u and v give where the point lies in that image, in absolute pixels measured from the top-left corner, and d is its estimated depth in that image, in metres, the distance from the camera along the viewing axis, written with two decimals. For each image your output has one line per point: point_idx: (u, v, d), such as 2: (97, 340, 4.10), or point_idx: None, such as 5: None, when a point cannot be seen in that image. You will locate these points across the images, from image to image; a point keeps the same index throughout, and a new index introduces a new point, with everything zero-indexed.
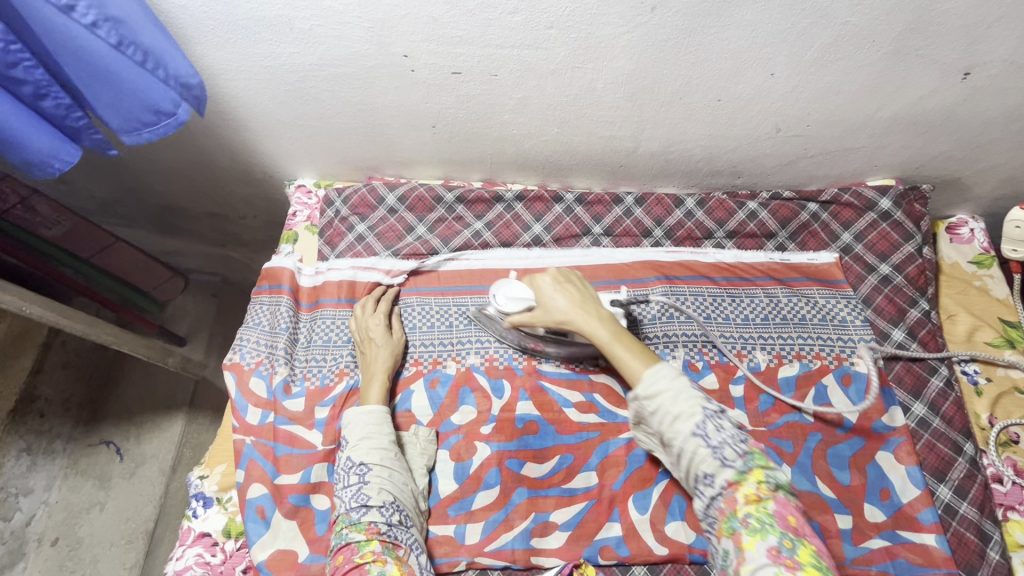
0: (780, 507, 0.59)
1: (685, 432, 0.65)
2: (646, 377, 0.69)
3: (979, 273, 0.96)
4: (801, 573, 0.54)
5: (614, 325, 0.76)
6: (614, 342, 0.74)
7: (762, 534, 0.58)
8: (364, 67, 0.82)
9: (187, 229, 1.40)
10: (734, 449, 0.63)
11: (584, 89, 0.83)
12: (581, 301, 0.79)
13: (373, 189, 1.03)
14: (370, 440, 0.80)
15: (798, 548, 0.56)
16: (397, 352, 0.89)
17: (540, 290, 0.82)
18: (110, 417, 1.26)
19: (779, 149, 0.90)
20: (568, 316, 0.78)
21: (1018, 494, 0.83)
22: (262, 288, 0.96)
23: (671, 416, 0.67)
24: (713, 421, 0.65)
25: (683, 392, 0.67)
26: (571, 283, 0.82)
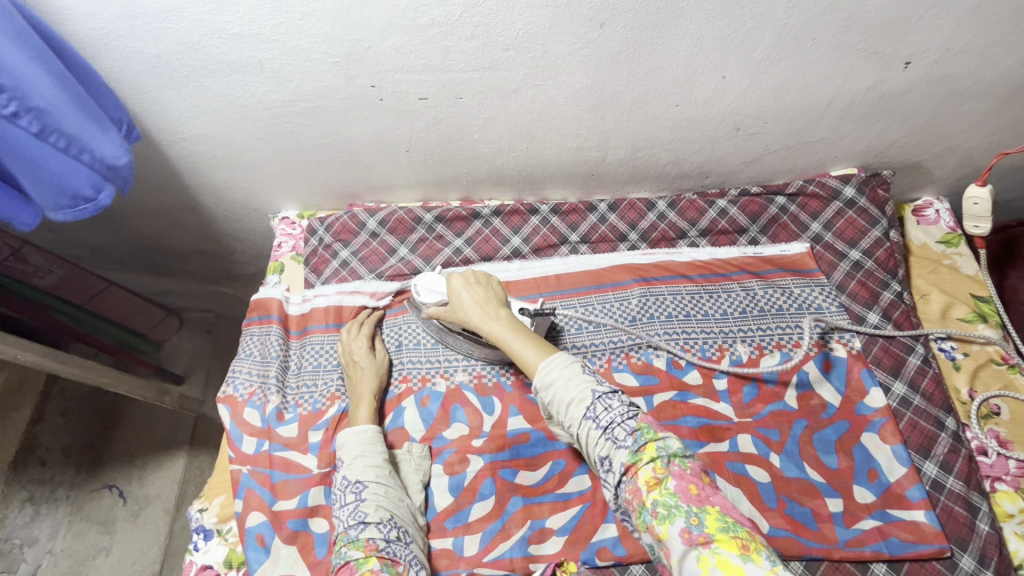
0: (677, 481, 0.56)
1: (580, 421, 0.63)
2: (541, 371, 0.68)
3: (947, 252, 0.97)
4: (716, 542, 0.51)
5: (509, 321, 0.76)
6: (506, 335, 0.74)
7: (671, 519, 0.54)
8: (336, 99, 0.84)
9: (178, 267, 1.43)
10: (626, 428, 0.61)
11: (548, 105, 0.84)
12: (485, 299, 0.79)
13: (354, 215, 1.05)
14: (364, 457, 0.78)
15: (705, 518, 0.53)
16: (381, 372, 0.89)
17: (453, 289, 0.82)
18: (112, 461, 1.38)
19: (741, 147, 0.93)
20: (475, 318, 0.78)
21: (1004, 465, 0.80)
22: (251, 319, 0.97)
23: (565, 406, 0.65)
24: (603, 403, 0.63)
25: (575, 376, 0.66)
26: (482, 284, 0.82)
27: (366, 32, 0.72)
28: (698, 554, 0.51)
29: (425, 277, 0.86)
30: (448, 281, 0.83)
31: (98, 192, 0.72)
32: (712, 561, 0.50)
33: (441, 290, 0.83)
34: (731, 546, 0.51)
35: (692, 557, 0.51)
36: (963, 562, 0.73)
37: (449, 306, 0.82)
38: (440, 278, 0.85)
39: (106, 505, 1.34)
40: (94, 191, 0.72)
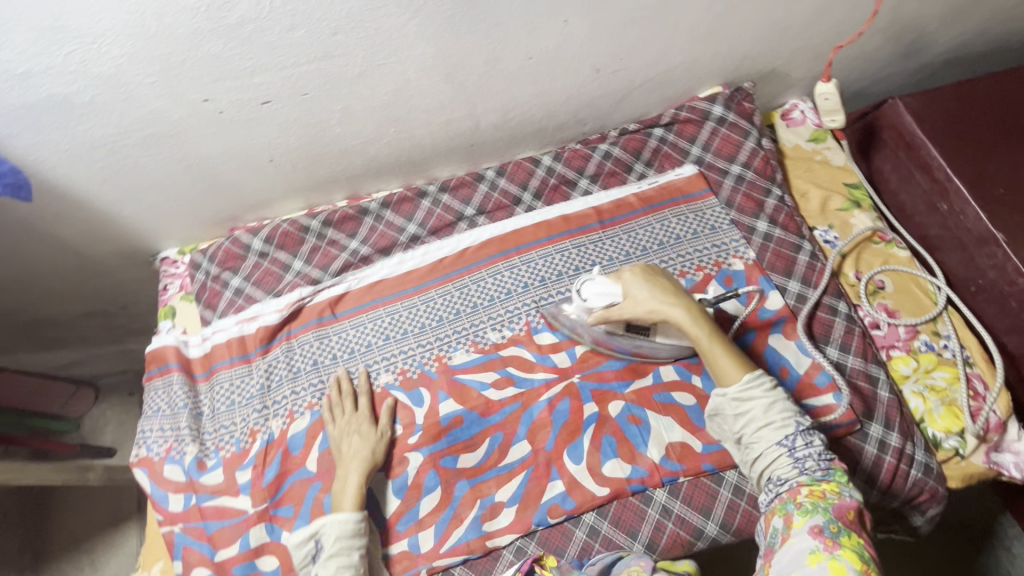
0: (840, 503, 0.64)
1: (771, 438, 0.69)
2: (744, 387, 0.71)
3: (818, 148, 1.02)
4: (841, 552, 0.59)
5: (710, 323, 0.77)
6: (709, 337, 0.75)
7: (812, 514, 0.63)
8: (171, 122, 0.77)
9: (70, 336, 1.31)
10: (817, 460, 0.67)
11: (400, 83, 0.81)
12: (672, 293, 0.79)
13: (236, 239, 0.98)
14: (343, 551, 0.73)
15: (843, 536, 0.61)
16: (378, 451, 0.81)
17: (626, 287, 0.80)
18: (54, 556, 1.31)
19: (607, 88, 0.93)
20: (662, 307, 0.77)
21: (896, 333, 0.86)
22: (152, 373, 0.92)
23: (764, 423, 0.70)
24: (804, 436, 0.69)
25: (777, 405, 0.71)
26: (660, 276, 0.81)
27: (173, 42, 0.66)
28: (815, 549, 0.60)
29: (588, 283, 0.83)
30: (620, 278, 0.82)
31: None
32: (825, 560, 0.59)
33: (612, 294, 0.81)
34: (854, 562, 0.58)
35: (809, 547, 0.60)
36: (871, 430, 0.79)
37: (624, 301, 0.80)
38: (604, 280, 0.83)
39: None
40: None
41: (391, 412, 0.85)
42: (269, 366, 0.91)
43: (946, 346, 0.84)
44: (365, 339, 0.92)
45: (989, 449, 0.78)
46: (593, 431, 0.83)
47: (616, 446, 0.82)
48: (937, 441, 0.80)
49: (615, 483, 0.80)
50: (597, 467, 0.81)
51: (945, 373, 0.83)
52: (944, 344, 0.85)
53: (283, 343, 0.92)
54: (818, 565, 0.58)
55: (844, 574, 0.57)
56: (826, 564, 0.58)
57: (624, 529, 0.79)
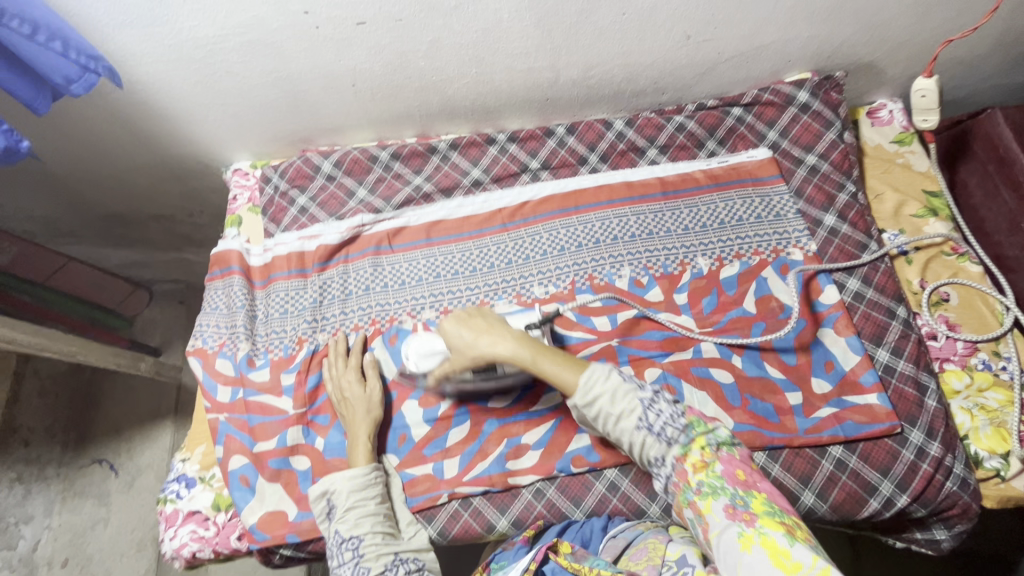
0: (726, 467, 0.62)
1: (629, 427, 0.66)
2: (584, 386, 0.68)
3: (901, 151, 0.99)
4: (760, 522, 0.56)
5: (533, 341, 0.74)
6: (538, 358, 0.72)
7: (715, 496, 0.60)
8: (269, 30, 0.80)
9: (137, 236, 1.38)
10: (673, 426, 0.65)
11: (491, 21, 0.81)
12: (487, 328, 0.76)
13: (307, 159, 1.02)
14: (359, 502, 0.74)
15: (751, 502, 0.58)
16: (375, 407, 0.82)
17: (447, 336, 0.78)
18: (97, 437, 1.41)
19: (693, 57, 0.92)
20: (483, 348, 0.74)
21: (952, 346, 0.84)
22: (214, 273, 0.97)
23: (614, 416, 0.67)
24: (653, 407, 0.66)
25: (620, 387, 0.68)
26: (476, 316, 0.78)
27: None
28: (741, 531, 0.56)
29: (412, 344, 0.83)
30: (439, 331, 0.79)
31: (70, 83, 0.73)
32: (755, 540, 0.55)
33: (437, 349, 0.81)
34: (778, 529, 0.55)
35: (735, 532, 0.56)
36: (911, 436, 0.78)
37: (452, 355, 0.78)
38: (426, 339, 0.82)
39: (98, 479, 1.39)
40: (66, 80, 0.72)
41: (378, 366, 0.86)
42: (324, 283, 0.94)
43: (1004, 367, 0.81)
44: (416, 274, 0.94)
45: None
46: None
47: None
48: (978, 460, 0.78)
49: None
50: None
51: (999, 395, 0.80)
52: (1003, 366, 0.82)
53: (340, 265, 0.95)
54: (753, 549, 0.54)
55: (778, 550, 0.53)
56: (758, 544, 0.55)
57: (644, 489, 0.80)
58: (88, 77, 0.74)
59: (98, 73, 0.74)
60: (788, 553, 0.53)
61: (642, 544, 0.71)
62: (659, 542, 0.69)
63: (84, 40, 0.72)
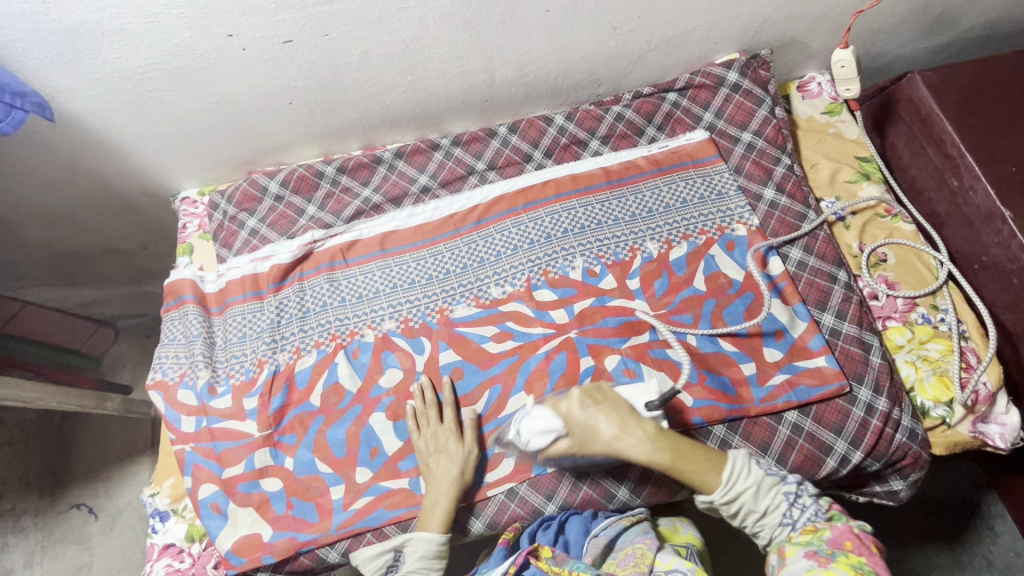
0: (835, 535, 0.64)
1: (773, 522, 0.67)
2: (726, 484, 0.66)
3: (832, 121, 1.02)
4: (834, 566, 0.61)
5: (671, 438, 0.68)
6: (677, 463, 0.66)
7: (803, 543, 0.65)
8: (195, 56, 0.80)
9: (92, 274, 1.36)
10: (814, 520, 0.66)
11: (418, 29, 0.82)
12: (621, 423, 0.69)
13: (253, 181, 1.02)
14: (423, 569, 0.76)
15: (838, 557, 0.62)
16: (466, 471, 0.80)
17: (573, 424, 0.71)
18: (73, 482, 1.39)
19: (623, 47, 0.94)
20: (618, 447, 0.67)
21: (894, 304, 0.87)
22: (168, 304, 0.96)
23: (756, 513, 0.67)
24: (794, 499, 0.67)
25: (766, 481, 0.67)
26: (603, 403, 0.71)
27: None
28: (811, 566, 0.62)
29: (524, 419, 0.75)
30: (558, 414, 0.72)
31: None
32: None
33: (554, 431, 0.72)
34: (849, 573, 0.60)
35: (805, 566, 0.62)
36: (860, 394, 0.81)
37: (573, 437, 0.71)
38: (543, 412, 0.73)
39: (78, 524, 1.36)
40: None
41: (474, 429, 0.83)
42: (280, 304, 0.94)
43: (943, 319, 0.85)
44: (373, 286, 0.95)
45: (976, 419, 0.80)
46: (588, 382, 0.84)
47: None
48: (925, 410, 0.81)
49: None
50: None
51: (939, 345, 0.84)
52: (941, 318, 0.85)
53: (295, 283, 0.95)
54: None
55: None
56: None
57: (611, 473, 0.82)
58: (15, 114, 0.76)
59: (26, 110, 0.77)
60: None
61: (630, 549, 0.73)
62: (647, 548, 0.72)
63: (8, 77, 0.75)
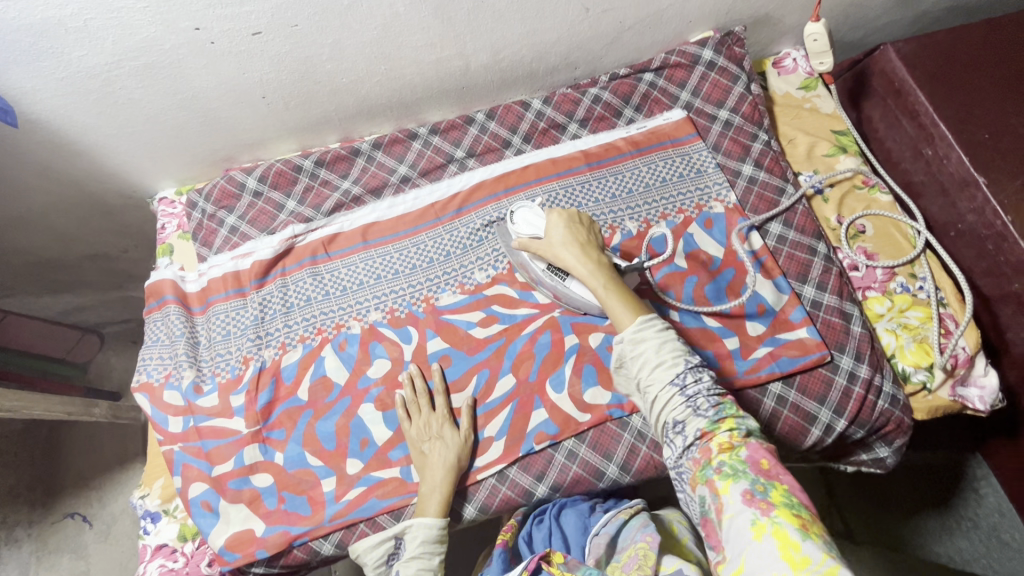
0: (751, 452, 0.60)
1: (663, 381, 0.67)
2: (639, 324, 0.71)
3: (808, 96, 1.03)
4: (775, 512, 0.55)
5: (610, 275, 0.77)
6: (608, 290, 0.75)
7: (735, 479, 0.58)
8: (163, 52, 0.79)
9: (73, 280, 1.34)
10: (709, 399, 0.64)
11: (389, 16, 0.81)
12: (581, 248, 0.80)
13: (231, 178, 1.01)
14: (424, 555, 0.76)
15: (771, 491, 0.56)
16: (462, 458, 0.80)
17: (549, 226, 0.83)
18: (65, 491, 1.37)
19: (597, 29, 0.94)
20: (569, 257, 0.79)
21: (873, 274, 0.88)
22: (150, 306, 0.95)
23: (652, 364, 0.68)
24: (693, 374, 0.66)
25: (668, 344, 0.69)
26: (585, 226, 0.83)
27: None
28: (754, 519, 0.55)
29: (521, 208, 0.87)
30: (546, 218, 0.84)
31: None
32: (767, 529, 0.54)
33: (539, 227, 0.84)
34: (792, 521, 0.53)
35: (749, 519, 0.55)
36: (842, 363, 0.82)
37: (542, 242, 0.83)
38: (539, 212, 0.85)
39: (72, 533, 1.35)
40: None
41: (470, 415, 0.83)
42: (263, 299, 0.94)
43: (921, 287, 0.86)
44: (356, 277, 0.94)
45: (956, 383, 0.81)
46: (575, 361, 0.85)
47: (597, 376, 0.84)
48: (906, 376, 0.83)
49: (597, 410, 0.83)
50: (578, 394, 0.84)
51: (919, 313, 0.85)
52: (919, 286, 0.86)
53: (278, 279, 0.95)
54: (765, 539, 0.53)
55: (789, 541, 0.52)
56: (769, 534, 0.53)
57: (600, 452, 0.82)
58: None
59: None
60: (799, 547, 0.51)
61: (632, 550, 0.71)
62: (649, 549, 0.69)
63: None
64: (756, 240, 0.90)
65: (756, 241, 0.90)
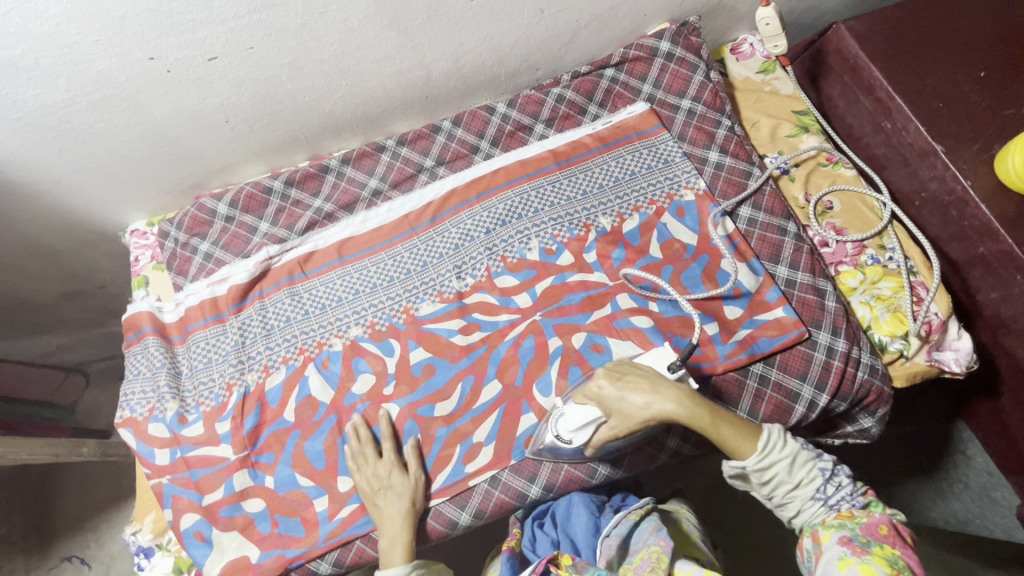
0: (870, 520, 0.64)
1: (804, 495, 0.67)
2: (763, 451, 0.66)
3: (767, 79, 1.04)
4: (870, 556, 0.60)
5: (705, 400, 0.67)
6: (715, 420, 0.66)
7: (837, 528, 0.64)
8: (119, 84, 0.78)
9: (51, 320, 1.32)
10: (850, 503, 0.66)
11: (345, 32, 0.82)
12: (652, 388, 0.67)
13: (201, 206, 1.00)
14: None
15: (874, 547, 0.61)
16: (416, 502, 0.79)
17: (612, 405, 0.70)
18: (61, 534, 1.35)
19: (554, 29, 0.95)
20: (658, 412, 0.66)
21: (844, 249, 0.90)
22: (129, 339, 0.94)
23: (790, 483, 0.67)
24: (834, 481, 0.67)
25: (800, 459, 0.67)
26: (636, 376, 0.69)
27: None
28: (844, 555, 0.61)
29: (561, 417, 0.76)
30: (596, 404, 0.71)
31: None
32: (853, 563, 0.60)
33: (594, 419, 0.73)
34: (883, 566, 0.59)
35: (839, 555, 0.61)
36: (820, 339, 0.83)
37: (614, 420, 0.70)
38: (580, 408, 0.74)
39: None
40: None
41: (417, 455, 0.83)
42: (242, 324, 0.93)
43: (891, 258, 0.87)
44: (335, 294, 0.94)
45: (931, 349, 0.83)
46: (559, 363, 0.85)
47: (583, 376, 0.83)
48: (883, 346, 0.84)
49: None
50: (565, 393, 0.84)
51: (891, 283, 0.86)
52: (889, 257, 0.88)
53: (256, 302, 0.94)
54: (850, 570, 0.59)
55: (873, 574, 0.58)
56: (854, 567, 0.59)
57: None
58: None
59: None
60: None
61: (645, 553, 0.68)
62: (662, 552, 0.66)
63: None
64: (727, 224, 0.91)
65: (727, 225, 0.91)
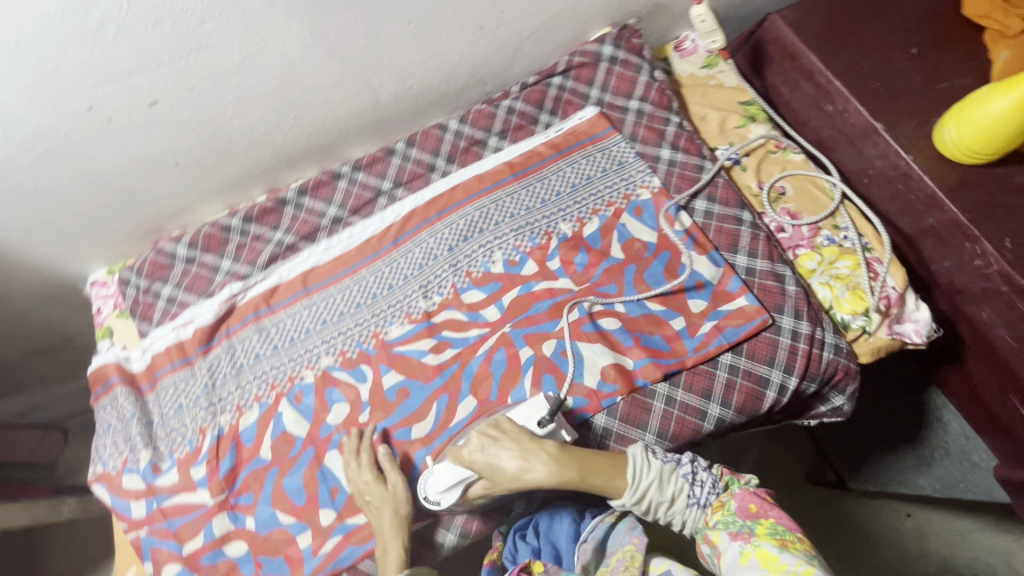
0: (739, 501, 0.67)
1: (681, 507, 0.69)
2: (633, 485, 0.69)
3: (712, 73, 1.07)
4: (757, 539, 0.61)
5: (573, 455, 0.70)
6: (582, 476, 0.69)
7: (725, 527, 0.65)
8: (60, 137, 0.78)
9: (21, 379, 1.29)
10: (715, 494, 0.69)
11: (285, 65, 0.82)
12: (522, 452, 0.71)
13: (160, 249, 0.99)
14: None
15: (756, 527, 0.63)
16: (400, 508, 0.76)
17: (482, 468, 0.72)
18: None
19: (496, 43, 0.96)
20: (526, 479, 0.70)
21: (800, 233, 0.92)
22: (97, 392, 0.93)
23: (666, 502, 0.69)
24: (692, 479, 0.70)
25: (664, 473, 0.70)
26: (501, 440, 0.73)
27: (39, 53, 0.67)
28: (742, 549, 0.62)
29: (428, 478, 0.76)
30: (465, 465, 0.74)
31: None
32: (751, 553, 0.61)
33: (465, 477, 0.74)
34: (771, 541, 0.61)
35: (737, 551, 0.62)
36: (784, 323, 0.84)
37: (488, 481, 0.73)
38: (443, 470, 0.75)
39: None
40: None
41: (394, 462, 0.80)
42: (211, 365, 0.92)
43: (846, 237, 0.89)
44: (303, 325, 0.93)
45: (892, 322, 0.84)
46: (532, 373, 0.84)
47: (556, 383, 0.83)
48: (846, 324, 0.85)
49: None
50: None
51: (848, 261, 0.88)
52: (844, 236, 0.89)
53: (223, 341, 0.93)
54: (750, 563, 0.60)
55: (768, 556, 0.59)
56: (753, 556, 0.60)
57: None
58: None
59: None
60: (777, 557, 0.59)
61: (619, 554, 0.69)
62: (636, 550, 0.68)
63: None
64: (684, 218, 0.92)
65: (684, 220, 0.92)
